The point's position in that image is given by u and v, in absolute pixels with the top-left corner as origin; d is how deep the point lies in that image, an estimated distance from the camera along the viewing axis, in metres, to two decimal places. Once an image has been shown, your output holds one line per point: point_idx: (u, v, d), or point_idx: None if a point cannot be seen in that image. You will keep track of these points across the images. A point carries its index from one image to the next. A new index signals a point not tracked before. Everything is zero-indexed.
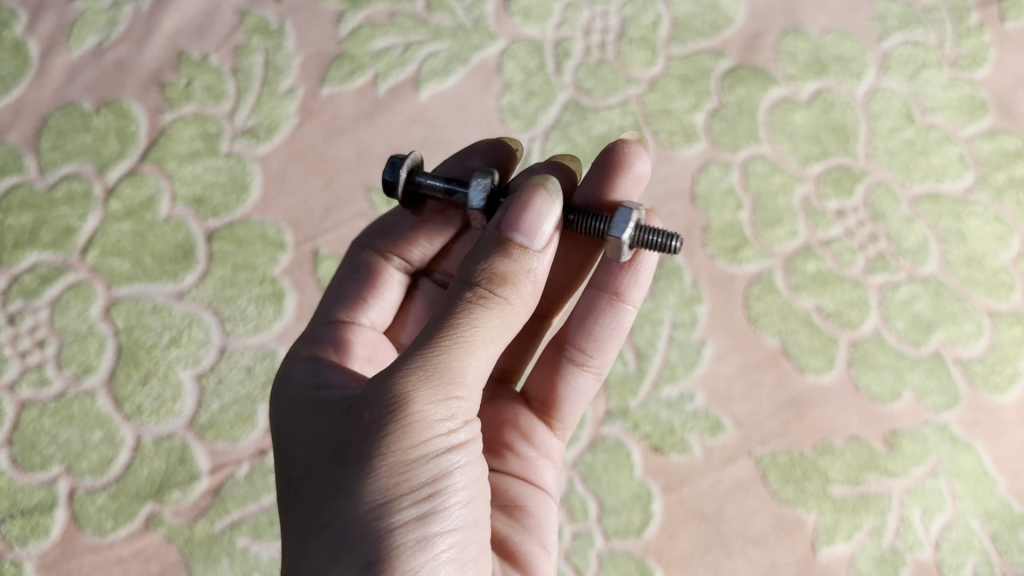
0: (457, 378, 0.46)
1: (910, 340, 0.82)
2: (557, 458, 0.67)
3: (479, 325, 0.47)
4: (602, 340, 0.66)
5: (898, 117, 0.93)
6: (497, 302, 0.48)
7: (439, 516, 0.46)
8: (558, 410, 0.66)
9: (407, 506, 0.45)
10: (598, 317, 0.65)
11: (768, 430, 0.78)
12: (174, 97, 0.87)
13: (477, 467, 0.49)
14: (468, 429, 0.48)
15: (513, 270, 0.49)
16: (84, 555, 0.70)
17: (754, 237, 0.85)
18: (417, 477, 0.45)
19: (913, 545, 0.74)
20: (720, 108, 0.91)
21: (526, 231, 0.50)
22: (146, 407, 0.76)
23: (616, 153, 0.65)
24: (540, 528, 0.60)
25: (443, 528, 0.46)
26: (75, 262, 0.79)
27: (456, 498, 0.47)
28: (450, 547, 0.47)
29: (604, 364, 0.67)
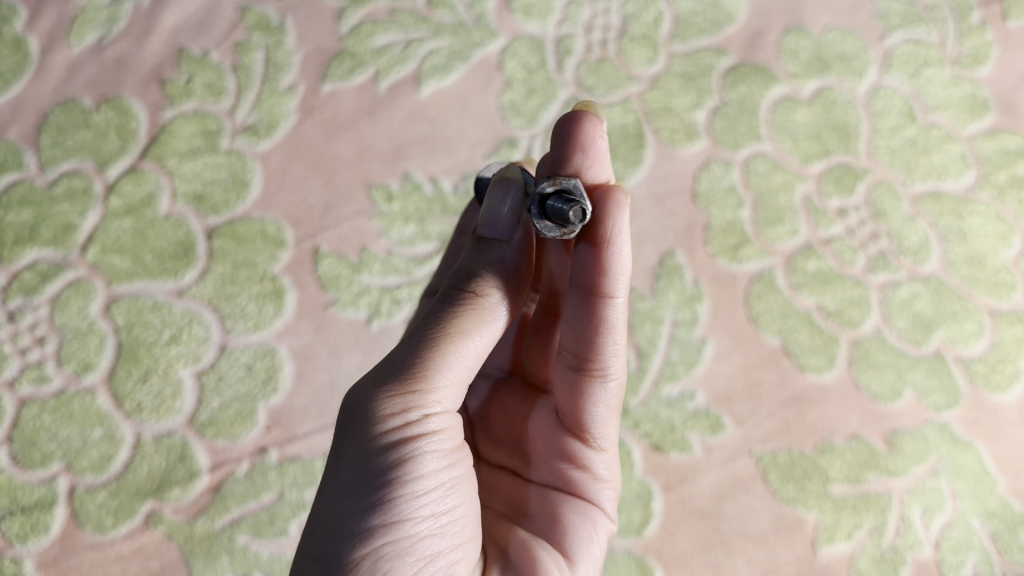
0: (426, 372, 0.51)
1: (911, 339, 0.82)
2: (603, 470, 0.62)
3: (447, 324, 0.53)
4: (593, 342, 0.58)
5: (900, 115, 0.93)
6: (468, 304, 0.54)
7: (400, 501, 0.48)
8: (583, 424, 0.61)
9: (372, 489, 0.48)
10: (581, 319, 0.58)
11: (768, 429, 0.78)
12: (174, 93, 0.87)
13: (454, 466, 0.52)
14: (443, 428, 0.51)
15: (479, 264, 0.56)
16: (84, 553, 0.70)
17: (755, 235, 0.85)
18: (383, 461, 0.49)
19: (913, 544, 0.74)
20: (722, 105, 0.91)
21: (492, 225, 0.57)
22: (146, 404, 0.76)
23: (564, 124, 0.60)
24: (566, 541, 0.58)
25: (407, 513, 0.48)
26: (74, 259, 0.79)
27: (420, 486, 0.49)
28: (411, 535, 0.48)
29: (611, 367, 0.59)
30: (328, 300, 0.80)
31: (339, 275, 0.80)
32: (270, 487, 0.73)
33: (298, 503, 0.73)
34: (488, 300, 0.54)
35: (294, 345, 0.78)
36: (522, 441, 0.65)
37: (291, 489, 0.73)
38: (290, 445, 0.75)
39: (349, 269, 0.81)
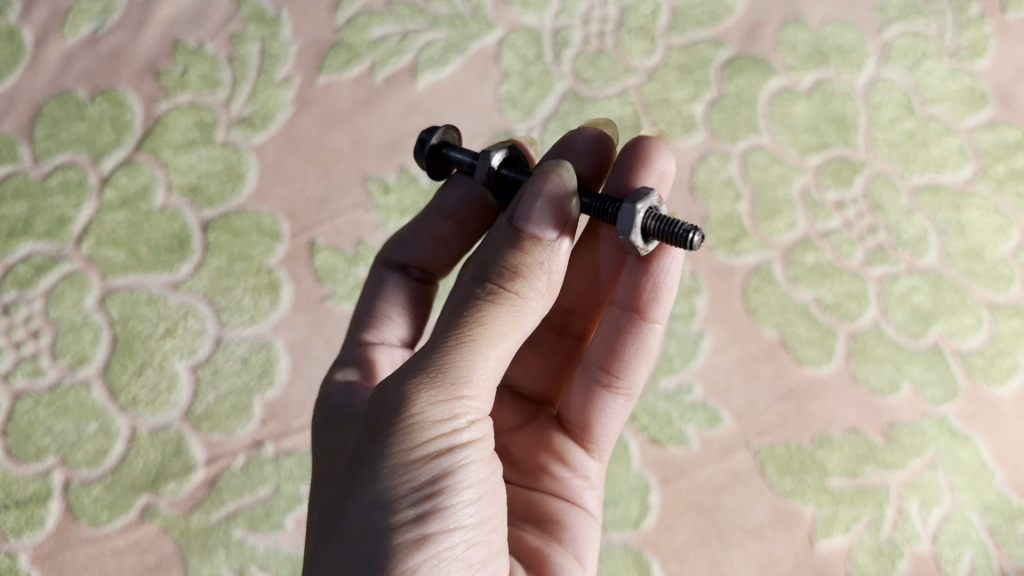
0: (463, 378, 0.45)
1: (909, 332, 0.82)
2: (598, 480, 0.64)
3: (483, 322, 0.46)
4: (630, 360, 0.61)
5: (898, 108, 0.93)
6: (507, 298, 0.47)
7: (443, 514, 0.44)
8: (591, 433, 0.63)
9: (411, 504, 0.44)
10: (622, 335, 0.61)
11: (766, 421, 0.77)
12: (169, 85, 0.86)
13: (490, 474, 0.48)
14: (477, 428, 0.47)
15: (516, 259, 0.48)
16: (79, 547, 0.69)
17: (753, 228, 0.84)
18: (420, 476, 0.44)
19: (910, 538, 0.74)
20: (720, 97, 0.90)
21: (534, 219, 0.48)
22: (142, 397, 0.75)
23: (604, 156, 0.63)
24: (578, 542, 0.58)
25: (451, 526, 0.45)
26: (69, 252, 0.79)
27: (465, 494, 0.45)
28: (457, 546, 0.45)
29: (635, 384, 0.62)
30: (324, 293, 0.79)
31: (336, 268, 0.80)
32: (266, 480, 0.73)
33: (295, 496, 0.73)
34: (525, 297, 0.48)
35: (289, 338, 0.78)
36: (512, 447, 0.64)
37: (288, 482, 0.73)
38: (286, 438, 0.74)
39: (346, 262, 0.80)
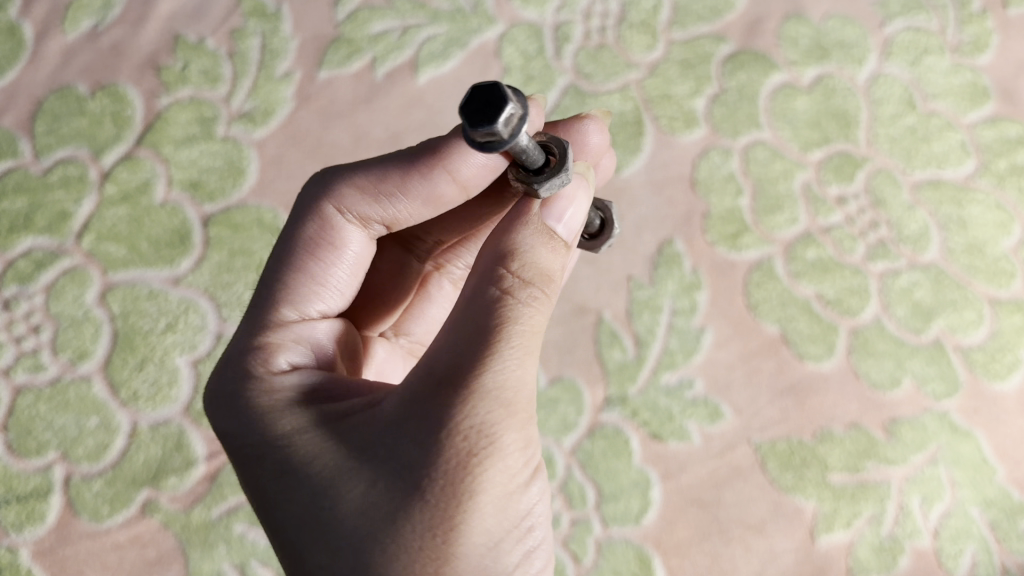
0: (529, 401, 0.46)
1: (911, 328, 0.82)
2: None
3: (533, 339, 0.47)
4: None
5: (899, 103, 0.92)
6: (546, 304, 0.49)
7: (530, 535, 0.47)
8: None
9: (512, 535, 0.45)
10: None
11: (767, 417, 0.77)
12: (170, 80, 0.86)
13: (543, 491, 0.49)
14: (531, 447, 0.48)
15: (551, 262, 0.50)
16: (81, 541, 0.70)
17: (754, 223, 0.84)
18: (516, 507, 0.45)
19: (911, 533, 0.75)
20: (721, 93, 0.90)
21: (566, 221, 0.52)
22: (142, 392, 0.75)
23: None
24: None
25: (535, 543, 0.47)
26: (70, 247, 0.79)
27: (539, 510, 0.47)
28: (538, 558, 0.48)
29: None
30: None
31: None
32: None
33: None
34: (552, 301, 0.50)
35: None
36: None
37: None
38: None
39: None
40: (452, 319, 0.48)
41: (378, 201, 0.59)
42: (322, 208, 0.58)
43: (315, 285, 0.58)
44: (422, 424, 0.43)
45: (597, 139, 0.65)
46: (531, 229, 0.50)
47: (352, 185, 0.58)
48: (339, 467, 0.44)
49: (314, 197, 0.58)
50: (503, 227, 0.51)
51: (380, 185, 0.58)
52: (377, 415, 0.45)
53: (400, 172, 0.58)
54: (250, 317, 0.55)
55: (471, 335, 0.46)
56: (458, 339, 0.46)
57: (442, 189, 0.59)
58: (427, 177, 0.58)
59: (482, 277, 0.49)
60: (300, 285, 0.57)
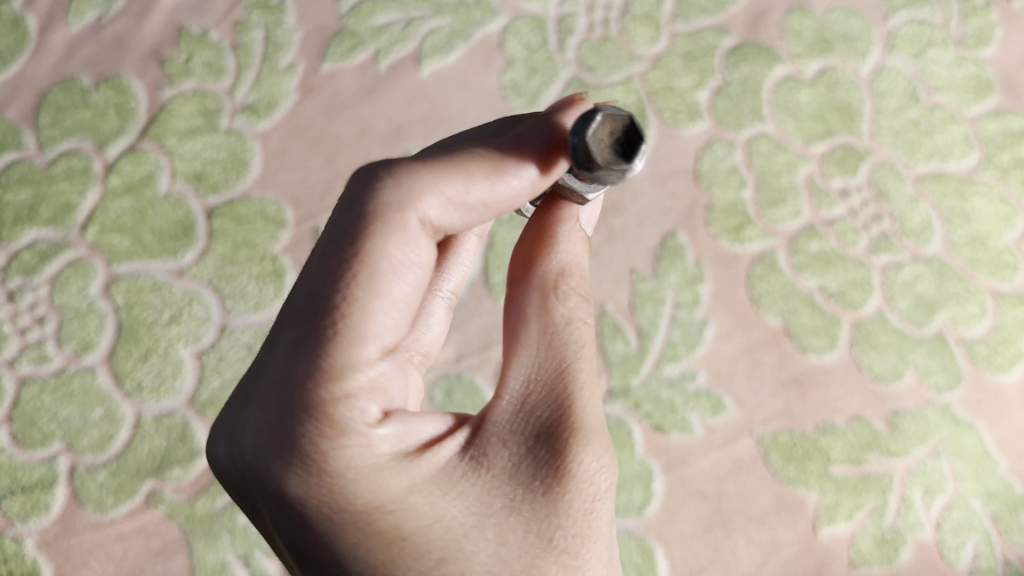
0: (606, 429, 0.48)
1: (913, 321, 0.82)
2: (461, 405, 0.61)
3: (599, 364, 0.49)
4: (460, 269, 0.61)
5: (903, 96, 0.92)
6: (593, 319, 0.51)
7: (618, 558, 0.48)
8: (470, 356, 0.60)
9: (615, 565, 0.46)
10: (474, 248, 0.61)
11: (769, 410, 0.77)
12: (174, 72, 0.86)
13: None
14: None
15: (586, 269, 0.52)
16: (85, 532, 0.70)
17: (757, 216, 0.84)
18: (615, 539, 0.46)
19: (913, 525, 0.75)
20: (725, 85, 0.90)
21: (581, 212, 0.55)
22: (147, 383, 0.75)
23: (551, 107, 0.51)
24: None
25: None
26: (74, 238, 0.79)
27: None
28: None
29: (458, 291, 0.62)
30: None
31: None
32: None
33: None
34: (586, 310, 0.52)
35: None
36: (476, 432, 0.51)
37: None
38: None
39: None
40: (526, 346, 0.47)
41: (461, 203, 0.44)
42: (396, 215, 0.42)
43: (378, 314, 0.41)
44: (540, 471, 0.44)
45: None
46: (569, 240, 0.51)
47: (432, 182, 0.43)
48: (461, 524, 0.42)
49: (387, 200, 0.42)
50: (544, 239, 0.51)
51: (466, 185, 0.44)
52: (485, 462, 0.43)
53: (488, 168, 0.45)
54: (294, 361, 0.40)
55: (559, 369, 0.46)
56: (545, 370, 0.46)
57: (520, 193, 0.46)
58: (516, 177, 0.46)
59: (546, 296, 0.48)
60: (365, 318, 0.40)
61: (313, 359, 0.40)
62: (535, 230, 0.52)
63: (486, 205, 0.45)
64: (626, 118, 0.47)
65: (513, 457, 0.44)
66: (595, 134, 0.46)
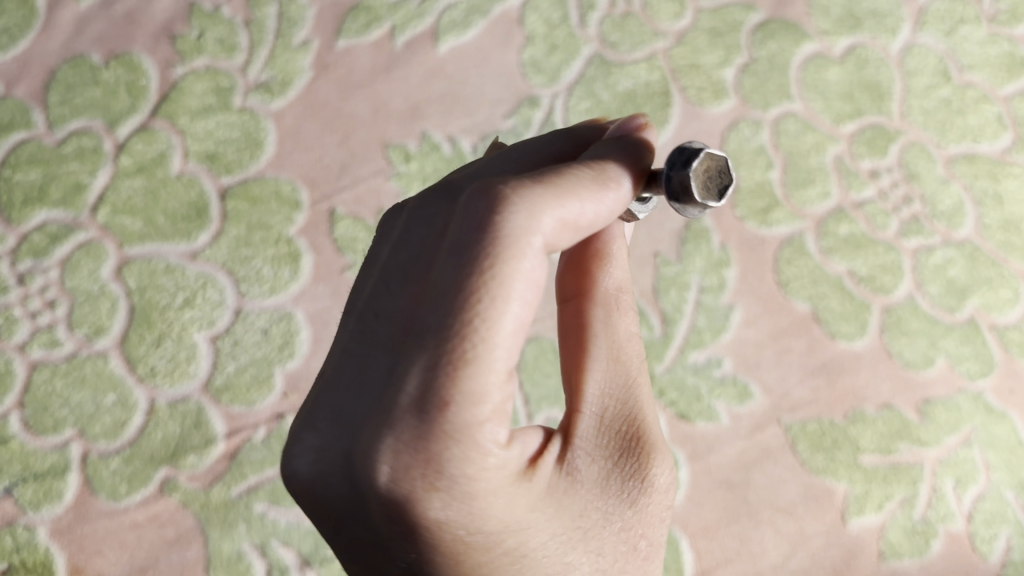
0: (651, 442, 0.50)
1: (944, 306, 0.80)
2: None
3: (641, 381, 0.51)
4: None
5: (934, 74, 0.89)
6: None
7: None
8: None
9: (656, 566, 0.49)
10: None
11: (798, 398, 0.75)
12: (186, 49, 0.84)
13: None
14: None
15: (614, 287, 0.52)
16: (99, 520, 0.69)
17: (785, 197, 0.82)
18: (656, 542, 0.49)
19: (945, 516, 0.74)
20: (751, 63, 0.87)
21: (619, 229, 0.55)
22: (160, 368, 0.74)
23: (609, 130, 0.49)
24: None
25: None
26: (85, 220, 0.77)
27: None
28: None
29: None
30: (345, 264, 0.78)
31: (356, 238, 0.78)
32: None
33: None
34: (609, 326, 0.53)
35: (310, 310, 0.76)
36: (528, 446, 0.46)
37: None
38: None
39: (366, 232, 0.78)
40: (596, 363, 0.48)
41: (574, 217, 0.40)
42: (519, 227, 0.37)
43: (506, 334, 0.36)
44: (627, 485, 0.45)
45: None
46: (621, 262, 0.51)
47: (550, 193, 0.39)
48: (569, 535, 0.42)
49: (518, 223, 0.38)
50: (592, 257, 0.50)
51: (579, 202, 0.40)
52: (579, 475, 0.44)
53: (595, 184, 0.42)
54: (425, 386, 0.36)
55: (627, 387, 0.48)
56: (614, 389, 0.48)
57: (615, 212, 0.43)
58: (617, 194, 0.42)
59: (609, 314, 0.49)
60: (498, 338, 0.36)
61: (449, 383, 0.35)
62: (582, 248, 0.51)
63: (591, 224, 0.41)
64: (723, 161, 0.47)
65: (600, 473, 0.45)
66: (698, 169, 0.46)
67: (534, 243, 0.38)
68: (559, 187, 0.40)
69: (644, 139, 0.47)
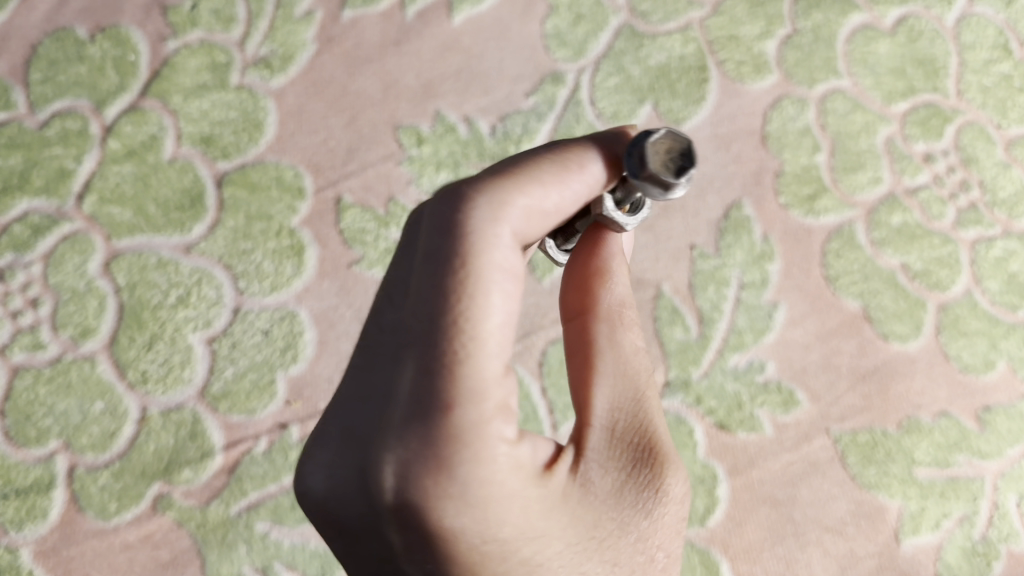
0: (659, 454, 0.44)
1: (1005, 304, 0.73)
2: None
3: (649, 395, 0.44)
4: None
5: (992, 48, 0.82)
6: None
7: None
8: None
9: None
10: None
11: (847, 405, 0.69)
12: (178, 21, 0.77)
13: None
14: None
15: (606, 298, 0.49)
16: (87, 541, 0.63)
17: (833, 184, 0.75)
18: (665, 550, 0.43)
19: (1007, 536, 0.68)
20: (795, 35, 0.80)
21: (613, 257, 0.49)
22: (152, 373, 0.68)
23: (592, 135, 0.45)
24: None
25: None
26: (70, 210, 0.71)
27: None
28: None
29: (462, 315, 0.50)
30: (352, 258, 0.71)
31: (365, 229, 0.72)
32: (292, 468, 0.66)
33: None
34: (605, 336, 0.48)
35: (315, 308, 0.70)
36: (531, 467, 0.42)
37: None
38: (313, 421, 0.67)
39: (376, 222, 0.72)
40: (604, 378, 0.41)
41: (542, 205, 0.37)
42: (486, 222, 0.35)
43: (495, 327, 0.33)
44: (644, 497, 0.39)
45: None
46: (621, 277, 0.44)
47: (511, 183, 0.36)
48: (583, 545, 0.37)
49: (483, 220, 0.35)
50: (594, 273, 0.44)
51: (543, 189, 0.37)
52: (595, 484, 0.38)
53: (558, 170, 0.38)
54: (423, 390, 0.32)
55: (638, 397, 0.41)
56: (625, 401, 0.41)
57: (585, 195, 0.40)
58: (580, 177, 0.39)
59: (614, 330, 0.42)
60: (489, 333, 0.33)
61: (451, 382, 0.32)
62: (580, 266, 0.44)
63: (559, 211, 0.38)
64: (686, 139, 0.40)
65: (616, 483, 0.39)
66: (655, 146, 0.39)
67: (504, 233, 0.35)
68: (519, 180, 0.37)
69: (628, 133, 0.43)
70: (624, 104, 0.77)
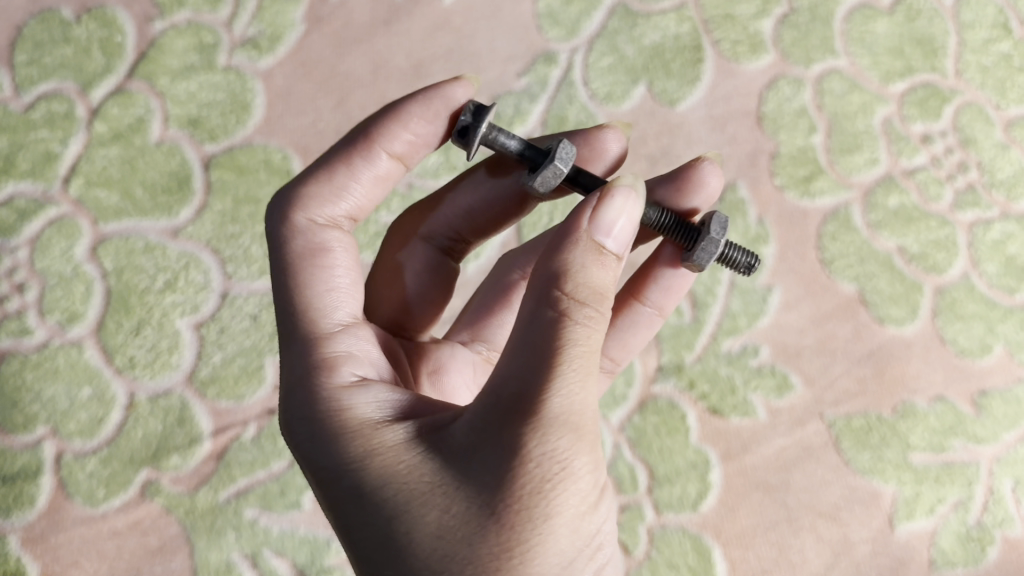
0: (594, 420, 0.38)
1: (1003, 287, 0.72)
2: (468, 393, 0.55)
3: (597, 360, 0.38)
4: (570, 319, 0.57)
5: (993, 27, 0.81)
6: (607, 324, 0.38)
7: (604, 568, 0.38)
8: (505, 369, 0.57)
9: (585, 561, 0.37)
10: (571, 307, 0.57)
11: (841, 389, 0.69)
12: (165, 2, 0.75)
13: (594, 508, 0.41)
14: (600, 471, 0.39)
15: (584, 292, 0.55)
16: (75, 528, 0.63)
17: (829, 165, 0.74)
18: (587, 527, 0.37)
19: (1002, 521, 0.67)
20: (792, 14, 0.79)
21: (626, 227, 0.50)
22: (140, 359, 0.67)
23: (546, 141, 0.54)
24: None
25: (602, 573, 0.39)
26: (56, 194, 0.70)
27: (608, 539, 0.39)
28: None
29: None
30: None
31: None
32: (280, 454, 0.65)
33: None
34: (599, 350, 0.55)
35: None
36: None
37: None
38: None
39: None
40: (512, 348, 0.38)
41: (341, 193, 0.49)
42: (291, 218, 0.47)
43: (313, 294, 0.44)
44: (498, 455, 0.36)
45: (713, 184, 0.56)
46: (581, 246, 0.39)
47: (303, 182, 0.48)
48: (415, 489, 0.37)
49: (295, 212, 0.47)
50: (553, 245, 0.40)
51: (331, 179, 0.49)
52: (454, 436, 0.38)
53: (345, 159, 0.49)
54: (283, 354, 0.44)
55: (538, 365, 0.36)
56: (521, 373, 0.37)
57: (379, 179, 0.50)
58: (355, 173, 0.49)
59: (535, 307, 0.38)
60: (311, 300, 0.44)
61: (294, 341, 0.43)
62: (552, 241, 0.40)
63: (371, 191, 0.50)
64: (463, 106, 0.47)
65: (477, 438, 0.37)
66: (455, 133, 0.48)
67: (303, 224, 0.46)
68: (331, 172, 0.49)
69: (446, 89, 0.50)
70: (618, 85, 0.76)
